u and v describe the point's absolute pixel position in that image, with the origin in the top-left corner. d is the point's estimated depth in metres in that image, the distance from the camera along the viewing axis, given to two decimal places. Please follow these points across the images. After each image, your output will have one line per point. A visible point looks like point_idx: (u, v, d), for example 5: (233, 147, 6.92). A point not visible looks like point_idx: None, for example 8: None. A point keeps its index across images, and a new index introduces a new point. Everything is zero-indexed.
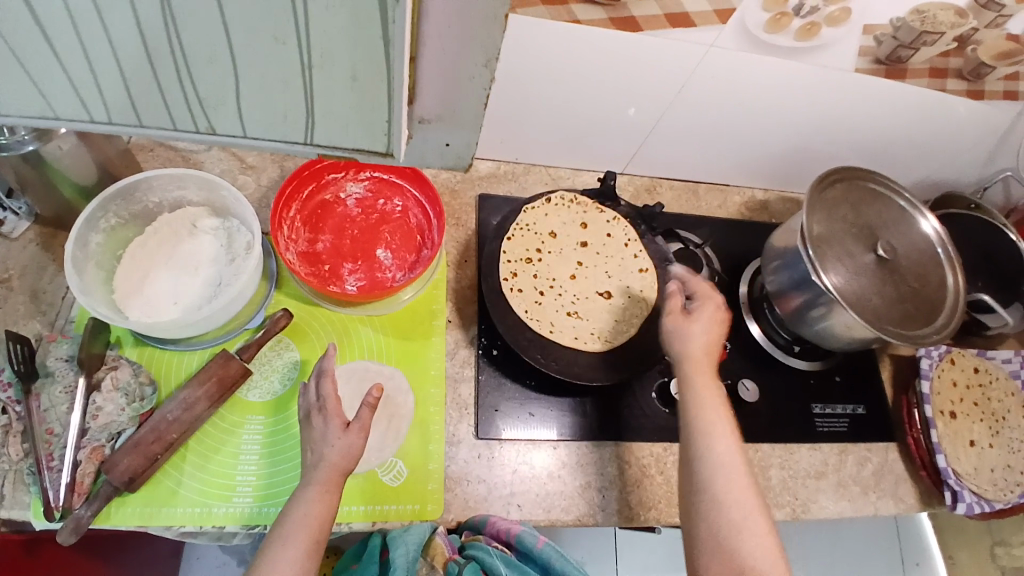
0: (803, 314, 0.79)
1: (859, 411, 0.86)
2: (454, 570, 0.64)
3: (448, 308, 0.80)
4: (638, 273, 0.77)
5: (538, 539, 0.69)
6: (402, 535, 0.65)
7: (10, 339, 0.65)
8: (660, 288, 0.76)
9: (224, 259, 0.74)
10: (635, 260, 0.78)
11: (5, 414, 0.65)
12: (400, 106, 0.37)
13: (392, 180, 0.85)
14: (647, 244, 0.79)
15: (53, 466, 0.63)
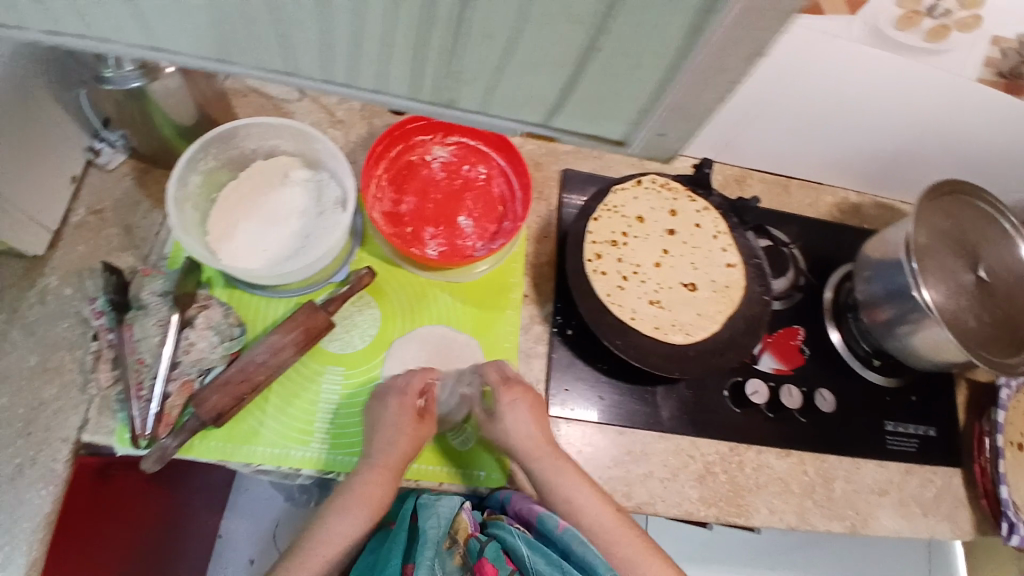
0: (891, 328, 0.76)
1: (928, 432, 0.84)
2: (475, 546, 0.62)
3: (525, 282, 0.79)
4: (722, 267, 0.75)
5: (559, 522, 0.66)
6: (434, 503, 0.64)
7: (106, 270, 0.68)
8: (747, 285, 0.74)
9: (312, 212, 0.75)
10: (723, 254, 0.76)
11: (98, 340, 0.68)
12: (664, 97, 0.34)
13: (478, 147, 0.83)
14: (736, 237, 0.77)
15: (142, 395, 0.65)
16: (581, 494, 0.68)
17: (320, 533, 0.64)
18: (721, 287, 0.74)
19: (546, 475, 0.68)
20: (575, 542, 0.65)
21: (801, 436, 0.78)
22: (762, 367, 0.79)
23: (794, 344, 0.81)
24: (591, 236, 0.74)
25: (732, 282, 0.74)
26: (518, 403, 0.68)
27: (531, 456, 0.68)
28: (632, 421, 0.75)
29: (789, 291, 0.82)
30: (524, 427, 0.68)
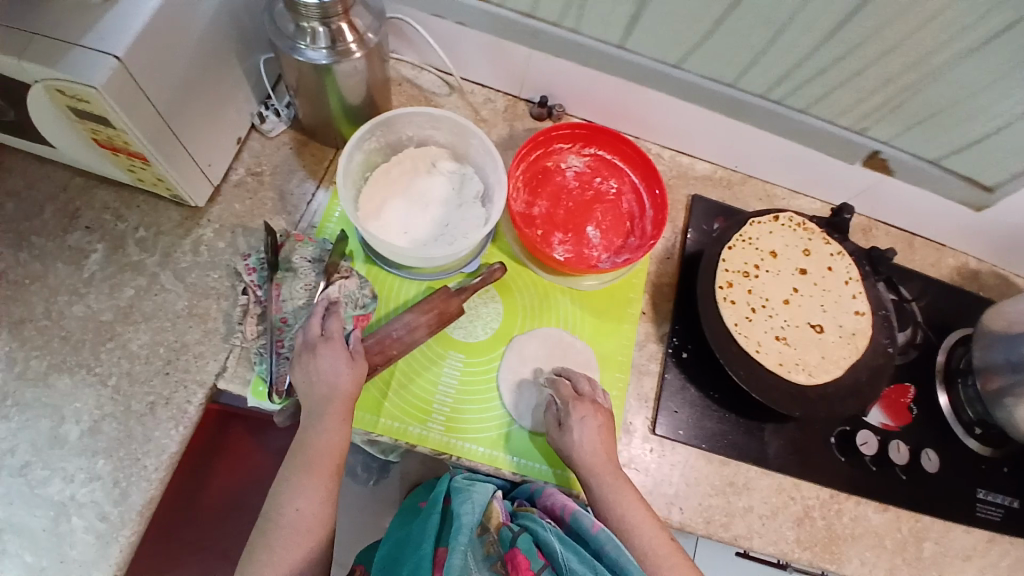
0: (1001, 396, 0.76)
1: (1012, 502, 0.81)
2: (506, 535, 0.60)
3: (644, 300, 0.81)
4: (851, 314, 0.75)
5: (593, 521, 0.62)
6: (467, 489, 0.65)
7: (267, 231, 0.70)
8: (873, 334, 0.74)
9: (454, 203, 0.78)
10: (851, 300, 0.76)
11: (246, 295, 0.72)
12: None
13: (614, 162, 0.86)
14: (866, 285, 0.77)
15: (281, 353, 0.69)
16: (638, 518, 0.64)
17: (291, 499, 0.58)
18: (850, 334, 0.74)
19: (608, 491, 0.64)
20: (607, 544, 0.60)
21: (903, 494, 0.77)
22: (871, 421, 0.78)
23: (905, 402, 0.80)
24: (725, 263, 0.76)
25: (857, 330, 0.74)
26: (588, 419, 0.67)
27: (604, 469, 0.65)
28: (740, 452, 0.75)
29: (906, 347, 0.82)
30: (595, 446, 0.66)
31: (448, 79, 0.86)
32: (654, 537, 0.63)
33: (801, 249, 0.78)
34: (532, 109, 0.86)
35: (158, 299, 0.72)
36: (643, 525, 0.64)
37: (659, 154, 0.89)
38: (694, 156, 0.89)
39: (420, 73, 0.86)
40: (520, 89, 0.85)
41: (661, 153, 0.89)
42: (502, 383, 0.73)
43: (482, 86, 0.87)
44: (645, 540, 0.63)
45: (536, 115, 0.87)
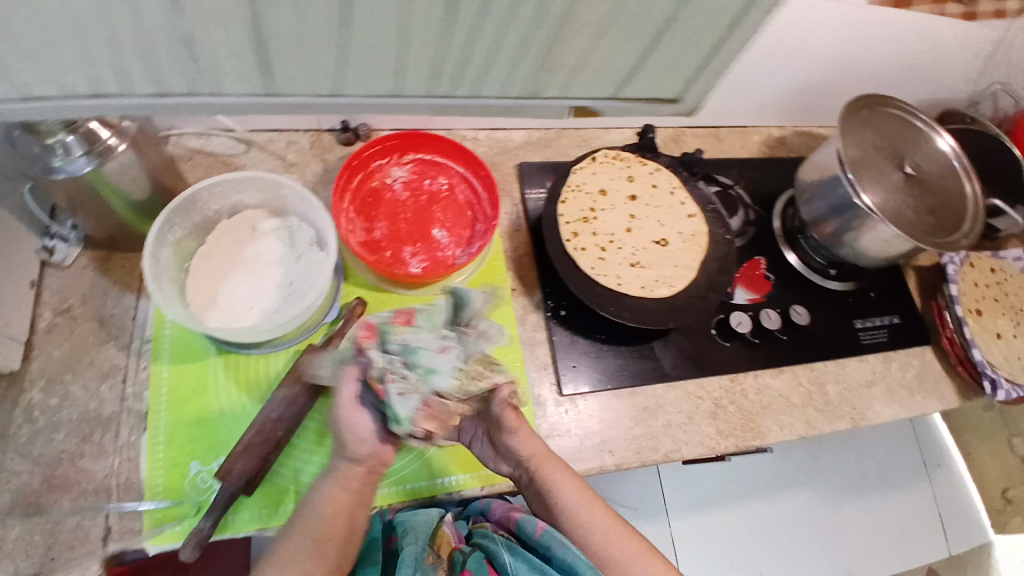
0: (840, 237, 0.84)
1: (894, 320, 0.92)
2: (458, 558, 0.68)
3: (511, 278, 0.83)
4: (686, 219, 0.82)
5: (537, 526, 0.72)
6: (412, 519, 0.71)
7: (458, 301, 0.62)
8: (710, 229, 0.82)
9: (290, 258, 0.75)
10: (683, 207, 0.83)
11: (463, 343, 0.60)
12: None
13: (435, 160, 0.85)
14: (689, 188, 0.84)
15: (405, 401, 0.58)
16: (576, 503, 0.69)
17: None
18: (691, 237, 0.81)
19: (548, 482, 0.68)
20: (553, 544, 0.70)
21: (787, 352, 0.85)
22: (739, 301, 0.86)
23: (760, 274, 0.89)
24: (565, 216, 0.79)
25: (697, 231, 0.82)
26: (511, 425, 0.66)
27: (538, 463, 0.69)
28: (643, 376, 0.80)
29: (743, 228, 0.91)
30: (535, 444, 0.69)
31: (241, 136, 0.82)
32: (592, 521, 0.69)
33: (626, 178, 0.83)
34: (338, 137, 0.84)
35: (10, 484, 0.65)
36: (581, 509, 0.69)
37: (476, 137, 0.90)
38: (508, 127, 0.91)
39: (208, 139, 0.81)
40: (318, 121, 0.83)
41: (478, 135, 0.90)
42: None
43: (279, 131, 0.83)
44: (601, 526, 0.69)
45: (344, 142, 0.84)
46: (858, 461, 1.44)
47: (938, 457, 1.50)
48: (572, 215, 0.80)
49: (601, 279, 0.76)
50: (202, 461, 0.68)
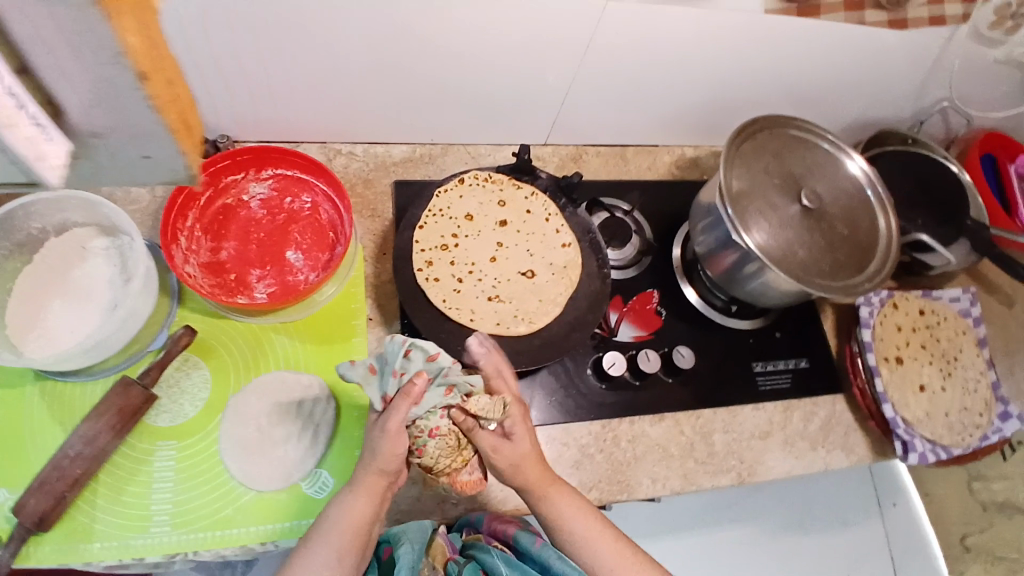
0: (733, 272, 0.77)
1: (800, 364, 0.85)
2: (454, 569, 0.66)
3: (369, 305, 0.77)
4: (558, 250, 0.77)
5: (535, 538, 0.69)
6: (403, 531, 0.65)
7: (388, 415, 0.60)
8: (584, 262, 0.76)
9: (119, 279, 0.70)
10: (556, 236, 0.78)
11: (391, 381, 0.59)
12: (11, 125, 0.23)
13: (296, 176, 0.79)
14: (567, 217, 0.79)
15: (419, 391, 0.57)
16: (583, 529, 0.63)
17: None
18: (561, 270, 0.75)
19: (547, 500, 0.62)
20: (549, 558, 0.68)
21: (668, 397, 0.78)
22: (622, 339, 0.80)
23: (651, 308, 0.82)
24: (423, 243, 0.73)
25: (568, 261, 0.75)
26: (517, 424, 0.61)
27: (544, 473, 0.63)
28: None
29: (637, 258, 0.84)
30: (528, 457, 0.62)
31: None
32: (604, 548, 0.62)
33: (496, 203, 0.79)
34: None
35: None
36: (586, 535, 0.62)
37: (352, 152, 0.84)
38: (388, 141, 0.85)
39: None
40: None
41: (354, 150, 0.84)
42: (225, 452, 0.68)
43: None
44: (600, 558, 0.62)
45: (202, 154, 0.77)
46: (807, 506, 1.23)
47: (893, 494, 1.27)
48: (429, 242, 0.74)
49: (451, 311, 0.70)
50: (10, 490, 0.63)
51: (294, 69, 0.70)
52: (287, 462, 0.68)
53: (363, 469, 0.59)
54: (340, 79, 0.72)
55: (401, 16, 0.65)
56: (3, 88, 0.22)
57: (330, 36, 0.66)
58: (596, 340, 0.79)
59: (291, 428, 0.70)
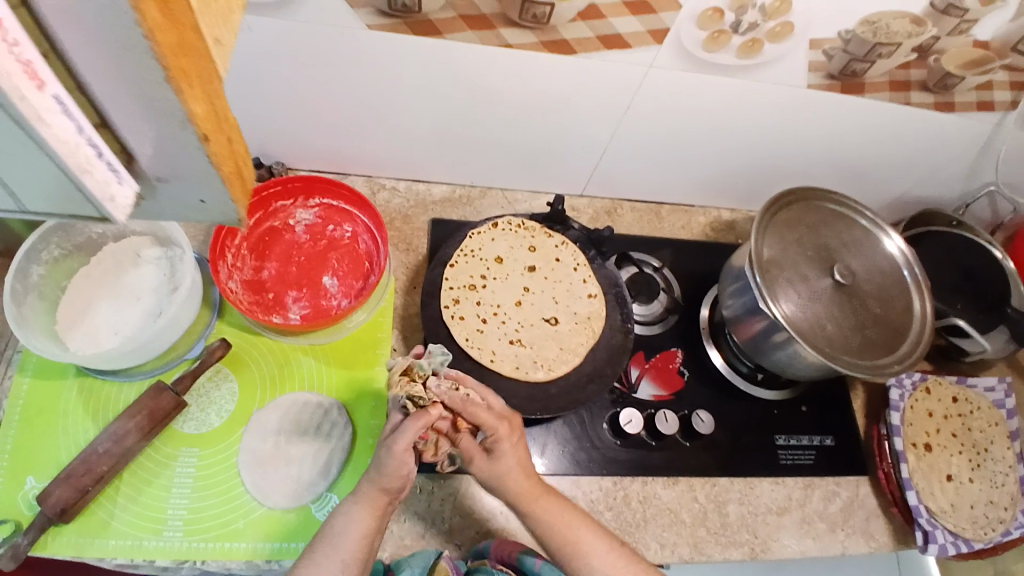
0: (759, 340, 0.76)
1: (826, 441, 0.82)
2: None
3: (394, 336, 0.80)
4: (582, 299, 0.79)
5: (537, 558, 0.67)
6: (406, 559, 0.65)
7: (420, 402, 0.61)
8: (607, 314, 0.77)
9: (165, 288, 0.74)
10: (583, 285, 0.80)
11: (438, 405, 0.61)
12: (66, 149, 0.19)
13: (341, 207, 0.83)
14: (594, 269, 0.81)
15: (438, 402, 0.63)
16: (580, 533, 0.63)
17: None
18: (585, 320, 0.77)
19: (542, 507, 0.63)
20: None
21: (684, 461, 0.77)
22: (640, 396, 0.79)
23: (673, 368, 0.82)
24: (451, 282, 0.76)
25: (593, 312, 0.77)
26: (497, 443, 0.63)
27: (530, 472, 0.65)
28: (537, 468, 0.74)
29: (663, 315, 0.85)
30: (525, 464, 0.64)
31: None
32: (596, 554, 0.62)
33: (527, 249, 0.82)
34: None
35: None
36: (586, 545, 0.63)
37: (395, 188, 0.88)
38: (429, 181, 0.89)
39: None
40: None
41: (397, 186, 0.88)
42: (242, 465, 0.70)
43: None
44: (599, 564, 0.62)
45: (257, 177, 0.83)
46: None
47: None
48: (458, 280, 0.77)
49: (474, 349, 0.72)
50: (38, 477, 0.67)
51: (352, 108, 0.74)
52: (298, 482, 0.70)
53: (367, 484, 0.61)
54: (391, 119, 0.76)
55: (450, 68, 0.68)
56: (86, 137, 0.20)
57: (383, 83, 0.70)
58: (614, 395, 0.78)
59: (306, 448, 0.71)
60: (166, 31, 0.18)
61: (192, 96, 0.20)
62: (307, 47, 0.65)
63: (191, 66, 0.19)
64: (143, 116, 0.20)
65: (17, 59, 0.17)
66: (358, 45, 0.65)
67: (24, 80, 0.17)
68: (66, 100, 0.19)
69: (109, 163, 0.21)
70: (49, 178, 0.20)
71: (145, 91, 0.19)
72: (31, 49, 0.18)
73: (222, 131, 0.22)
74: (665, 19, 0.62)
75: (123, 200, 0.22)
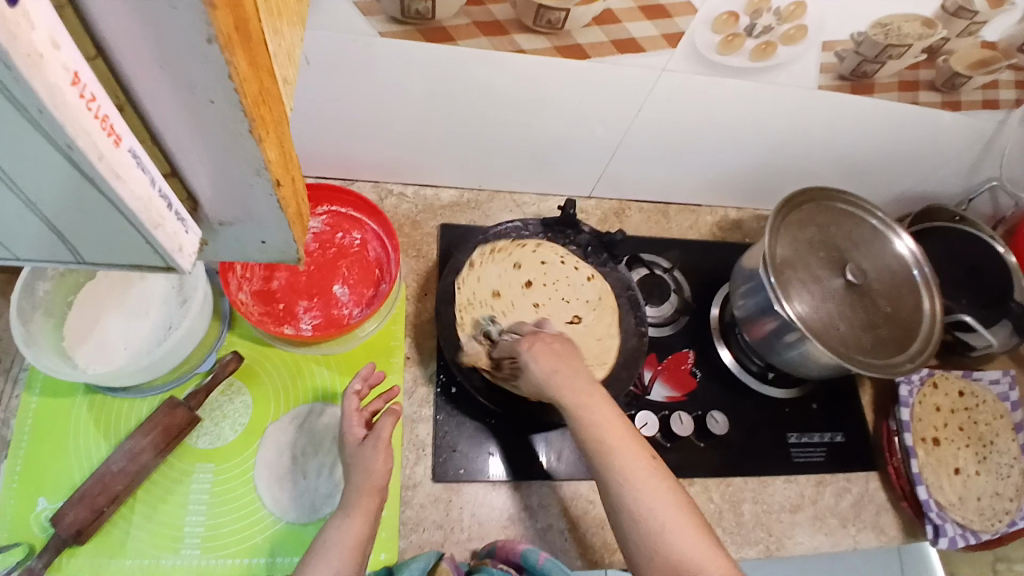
0: (772, 341, 0.76)
1: (836, 438, 0.83)
2: None
3: (407, 343, 0.79)
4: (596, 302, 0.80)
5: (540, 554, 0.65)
6: (409, 561, 0.65)
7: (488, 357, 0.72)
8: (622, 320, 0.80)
9: (174, 301, 0.73)
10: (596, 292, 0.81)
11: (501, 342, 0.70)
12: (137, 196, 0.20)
13: (349, 213, 0.82)
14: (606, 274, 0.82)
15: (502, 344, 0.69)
16: (664, 510, 0.56)
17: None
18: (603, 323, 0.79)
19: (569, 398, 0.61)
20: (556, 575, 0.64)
21: (699, 462, 0.78)
22: (654, 398, 0.80)
23: (685, 368, 0.83)
24: (469, 292, 0.77)
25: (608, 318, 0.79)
26: (538, 347, 0.63)
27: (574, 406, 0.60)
28: (553, 473, 0.74)
29: (674, 315, 0.85)
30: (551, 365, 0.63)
31: None
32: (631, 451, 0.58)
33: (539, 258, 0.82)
34: None
35: None
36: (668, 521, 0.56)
37: (402, 193, 0.87)
38: (437, 185, 0.88)
39: None
40: None
41: (405, 191, 0.87)
42: (258, 479, 0.69)
43: None
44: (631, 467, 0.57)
45: None
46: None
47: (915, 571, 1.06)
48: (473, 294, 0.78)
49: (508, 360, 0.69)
50: (50, 497, 0.66)
51: (361, 113, 0.73)
52: (314, 495, 0.69)
53: (355, 491, 0.62)
54: (401, 125, 0.76)
55: (462, 74, 0.67)
56: (156, 187, 0.21)
57: (394, 89, 0.69)
58: (629, 397, 0.79)
59: (322, 460, 0.71)
60: (252, 83, 0.20)
61: (270, 143, 0.22)
62: (320, 56, 0.64)
63: (269, 112, 0.22)
64: (213, 161, 0.22)
65: (99, 119, 0.18)
66: (371, 53, 0.64)
67: (104, 137, 0.18)
68: (142, 154, 0.20)
69: (177, 212, 0.22)
70: (121, 232, 0.21)
71: (223, 141, 0.21)
72: (109, 104, 0.18)
73: (288, 175, 0.24)
74: (680, 23, 0.62)
75: (189, 249, 0.24)
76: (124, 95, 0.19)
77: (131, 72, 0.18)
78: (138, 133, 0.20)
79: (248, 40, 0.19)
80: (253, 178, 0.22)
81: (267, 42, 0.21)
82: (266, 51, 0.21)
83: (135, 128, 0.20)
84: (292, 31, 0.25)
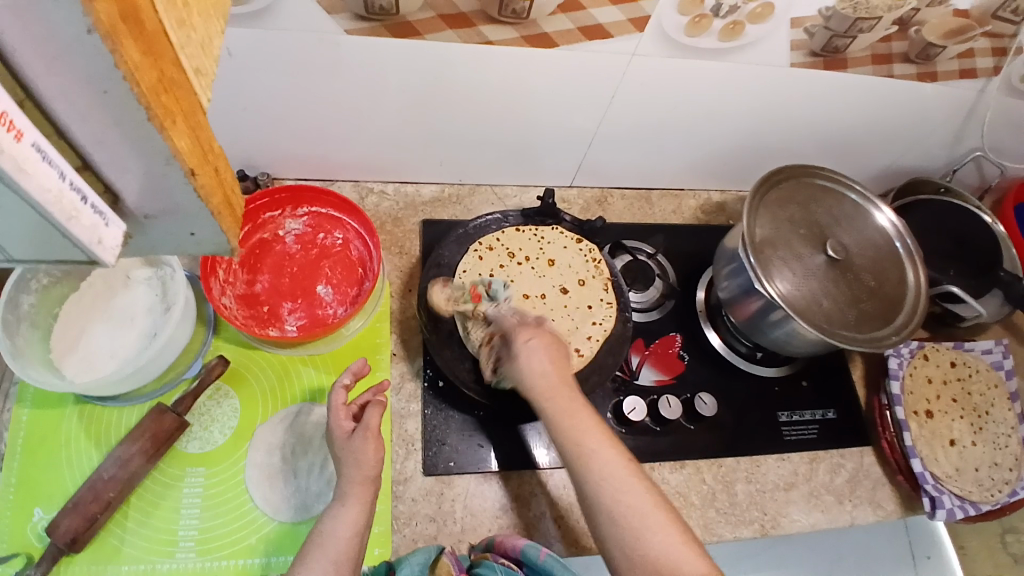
0: (757, 321, 0.76)
1: (827, 415, 0.83)
2: None
3: (394, 340, 0.79)
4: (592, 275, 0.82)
5: (540, 551, 0.65)
6: (407, 557, 0.63)
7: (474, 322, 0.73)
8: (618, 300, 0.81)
9: (159, 310, 0.73)
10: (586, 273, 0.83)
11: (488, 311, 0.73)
12: (45, 186, 0.20)
13: (330, 214, 0.82)
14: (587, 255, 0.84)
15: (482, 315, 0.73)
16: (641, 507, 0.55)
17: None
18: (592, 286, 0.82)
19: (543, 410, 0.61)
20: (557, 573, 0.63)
21: (690, 444, 0.78)
22: (643, 382, 0.80)
23: (673, 352, 0.83)
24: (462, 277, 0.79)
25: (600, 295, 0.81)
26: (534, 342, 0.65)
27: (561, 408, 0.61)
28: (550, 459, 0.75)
29: (660, 300, 0.85)
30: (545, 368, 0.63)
31: None
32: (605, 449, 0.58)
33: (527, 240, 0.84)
34: None
35: None
36: (661, 528, 0.54)
37: (383, 191, 0.88)
38: (418, 182, 0.88)
39: None
40: None
41: (385, 189, 0.88)
42: (251, 481, 0.70)
43: None
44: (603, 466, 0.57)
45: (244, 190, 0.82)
46: (817, 557, 0.99)
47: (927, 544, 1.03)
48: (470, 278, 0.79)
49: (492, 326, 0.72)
50: (46, 507, 0.66)
51: (334, 113, 0.73)
52: (306, 493, 0.70)
53: (348, 482, 0.62)
54: (375, 123, 0.76)
55: (434, 70, 0.68)
56: (66, 181, 0.21)
57: (367, 88, 0.69)
58: (617, 383, 0.79)
59: (313, 459, 0.71)
60: (149, 73, 0.20)
61: (177, 132, 0.22)
62: (287, 58, 0.64)
63: (175, 102, 0.22)
64: (127, 153, 0.22)
65: None
66: (339, 53, 0.64)
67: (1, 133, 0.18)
68: (47, 148, 0.20)
69: (93, 206, 0.22)
70: (36, 227, 0.22)
71: (130, 130, 0.21)
72: (7, 99, 0.19)
73: (207, 164, 0.25)
74: (645, 7, 0.62)
75: (110, 242, 0.24)
76: (23, 91, 0.20)
77: (25, 66, 0.19)
78: (43, 128, 0.21)
79: (141, 30, 0.20)
80: (164, 168, 0.23)
81: (168, 34, 0.22)
82: (167, 42, 0.22)
83: (39, 122, 0.21)
84: (207, 23, 0.25)
